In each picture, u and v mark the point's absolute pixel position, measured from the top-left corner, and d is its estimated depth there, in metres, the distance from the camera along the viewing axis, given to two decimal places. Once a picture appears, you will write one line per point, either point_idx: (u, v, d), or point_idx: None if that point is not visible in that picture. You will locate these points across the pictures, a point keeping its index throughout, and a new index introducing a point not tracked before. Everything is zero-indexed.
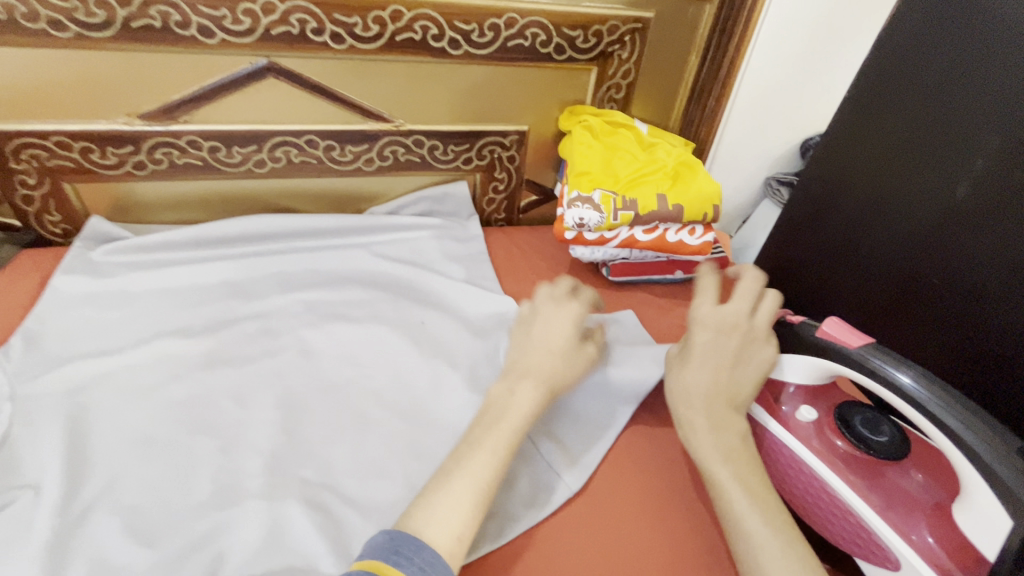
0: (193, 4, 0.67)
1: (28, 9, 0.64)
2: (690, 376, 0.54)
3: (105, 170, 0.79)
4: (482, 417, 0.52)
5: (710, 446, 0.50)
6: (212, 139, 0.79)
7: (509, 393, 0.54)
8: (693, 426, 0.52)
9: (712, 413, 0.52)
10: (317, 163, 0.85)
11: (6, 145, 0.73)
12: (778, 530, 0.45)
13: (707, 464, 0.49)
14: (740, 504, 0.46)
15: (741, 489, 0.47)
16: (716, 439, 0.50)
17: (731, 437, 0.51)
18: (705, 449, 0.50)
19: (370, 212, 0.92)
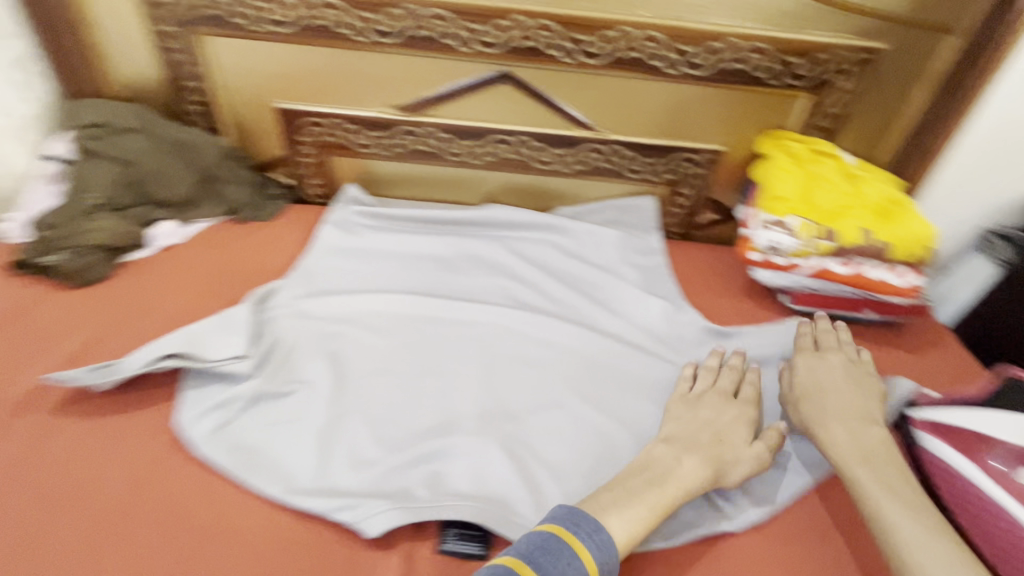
0: (460, 18, 0.81)
1: (342, 18, 0.82)
2: (814, 403, 0.66)
3: (361, 148, 0.96)
4: (642, 470, 0.58)
5: (849, 448, 0.60)
6: (446, 131, 0.93)
7: (675, 461, 0.59)
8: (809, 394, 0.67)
9: (823, 390, 0.67)
10: (524, 161, 0.96)
11: (300, 121, 0.94)
12: (892, 487, 0.56)
13: (846, 464, 0.59)
14: (859, 467, 0.58)
15: (850, 442, 0.61)
16: (832, 405, 0.65)
17: (868, 445, 0.60)
18: (842, 451, 0.60)
19: (558, 210, 1.01)
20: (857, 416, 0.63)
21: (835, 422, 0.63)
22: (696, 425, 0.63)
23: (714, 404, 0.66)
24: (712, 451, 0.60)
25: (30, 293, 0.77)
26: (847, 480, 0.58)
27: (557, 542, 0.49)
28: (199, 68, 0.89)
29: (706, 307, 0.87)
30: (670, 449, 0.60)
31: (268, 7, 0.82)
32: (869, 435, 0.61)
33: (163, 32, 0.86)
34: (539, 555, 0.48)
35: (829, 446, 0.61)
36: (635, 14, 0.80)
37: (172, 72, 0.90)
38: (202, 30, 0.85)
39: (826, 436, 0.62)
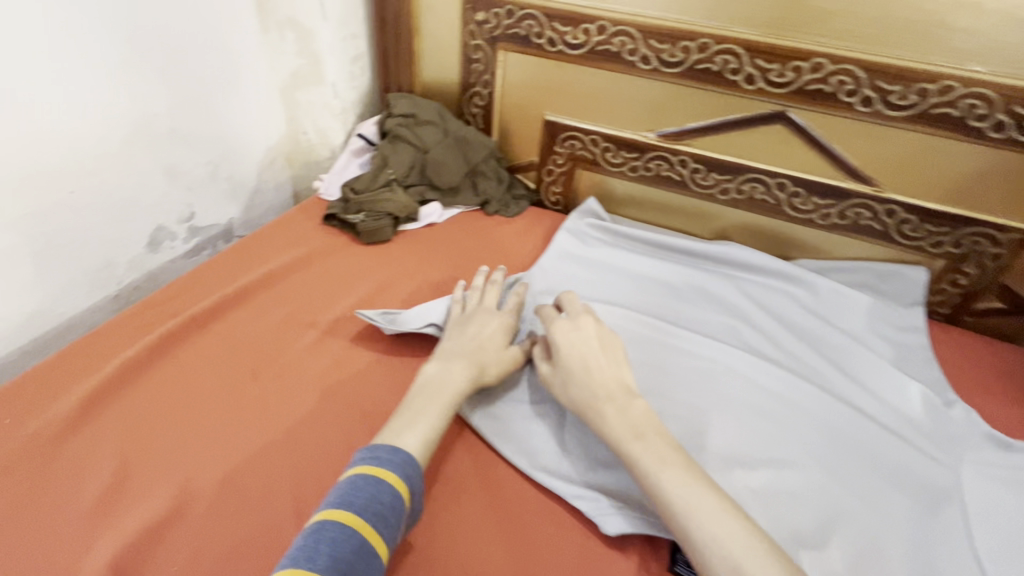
0: (755, 55, 0.81)
1: (634, 46, 0.88)
2: (577, 383, 0.63)
3: (609, 166, 1.01)
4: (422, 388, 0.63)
5: (620, 426, 0.59)
6: (700, 162, 0.93)
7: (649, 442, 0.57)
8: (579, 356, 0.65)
9: (571, 351, 0.66)
10: (775, 204, 0.92)
11: (561, 134, 1.02)
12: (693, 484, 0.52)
13: (623, 442, 0.57)
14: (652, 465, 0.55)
15: (646, 455, 0.56)
16: (603, 389, 0.62)
17: (633, 415, 0.60)
18: (617, 430, 0.58)
19: (799, 261, 0.95)
20: (621, 390, 0.62)
21: (607, 403, 0.61)
22: (472, 345, 0.69)
23: (479, 318, 0.73)
24: (471, 359, 0.67)
25: (336, 241, 0.95)
26: (625, 456, 0.57)
27: (395, 497, 0.51)
28: (490, 77, 1.02)
29: (980, 406, 0.75)
30: (441, 363, 0.66)
31: (569, 30, 0.91)
32: (633, 408, 0.60)
33: (472, 44, 1.01)
34: (372, 509, 0.50)
35: (602, 427, 0.60)
36: (966, 68, 0.72)
37: (467, 77, 1.05)
38: (504, 45, 0.97)
39: (601, 417, 0.60)
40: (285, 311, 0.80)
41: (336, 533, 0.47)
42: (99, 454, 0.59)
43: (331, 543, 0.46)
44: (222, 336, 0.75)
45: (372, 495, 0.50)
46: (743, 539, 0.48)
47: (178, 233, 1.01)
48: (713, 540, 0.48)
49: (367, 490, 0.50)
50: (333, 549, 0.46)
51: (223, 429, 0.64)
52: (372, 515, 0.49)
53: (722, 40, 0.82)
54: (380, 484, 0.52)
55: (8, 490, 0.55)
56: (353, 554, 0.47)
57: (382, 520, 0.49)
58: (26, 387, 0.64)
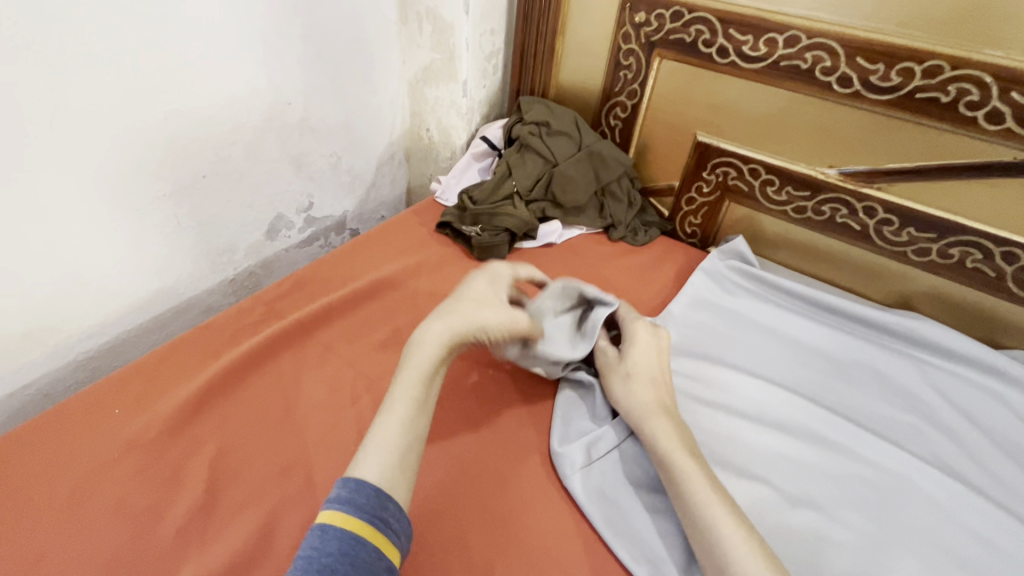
0: (1009, 87, 0.62)
1: (833, 63, 0.71)
2: (640, 385, 0.61)
3: (768, 202, 0.86)
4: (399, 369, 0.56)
5: (673, 440, 0.56)
6: (894, 213, 0.75)
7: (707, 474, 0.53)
8: (644, 366, 0.64)
9: (642, 359, 0.64)
10: (993, 277, 0.72)
11: (713, 159, 0.87)
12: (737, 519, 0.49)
13: (675, 454, 0.55)
14: (699, 488, 0.51)
15: (692, 472, 0.53)
16: (660, 400, 0.60)
17: (688, 439, 0.57)
18: (670, 445, 0.56)
19: (1014, 353, 0.74)
20: (674, 409, 0.61)
21: (668, 415, 0.59)
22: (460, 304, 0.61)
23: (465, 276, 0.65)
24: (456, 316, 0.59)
25: (449, 253, 0.89)
26: (674, 473, 0.53)
27: (347, 541, 0.42)
28: (638, 86, 0.90)
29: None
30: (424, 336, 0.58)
31: (749, 39, 0.76)
32: (684, 431, 0.58)
33: (624, 49, 0.89)
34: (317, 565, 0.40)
35: (655, 440, 0.57)
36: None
37: (611, 85, 0.93)
38: (662, 52, 0.85)
39: (654, 429, 0.57)
40: (388, 328, 0.74)
41: None
42: (192, 463, 0.57)
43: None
44: (323, 347, 0.70)
45: (313, 548, 0.41)
46: None
47: (295, 223, 1.00)
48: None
49: (307, 547, 0.42)
50: None
51: (314, 446, 0.59)
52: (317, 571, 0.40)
53: (964, 64, 0.63)
54: (325, 532, 0.43)
55: (106, 489, 0.54)
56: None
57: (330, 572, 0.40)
58: (142, 376, 0.64)
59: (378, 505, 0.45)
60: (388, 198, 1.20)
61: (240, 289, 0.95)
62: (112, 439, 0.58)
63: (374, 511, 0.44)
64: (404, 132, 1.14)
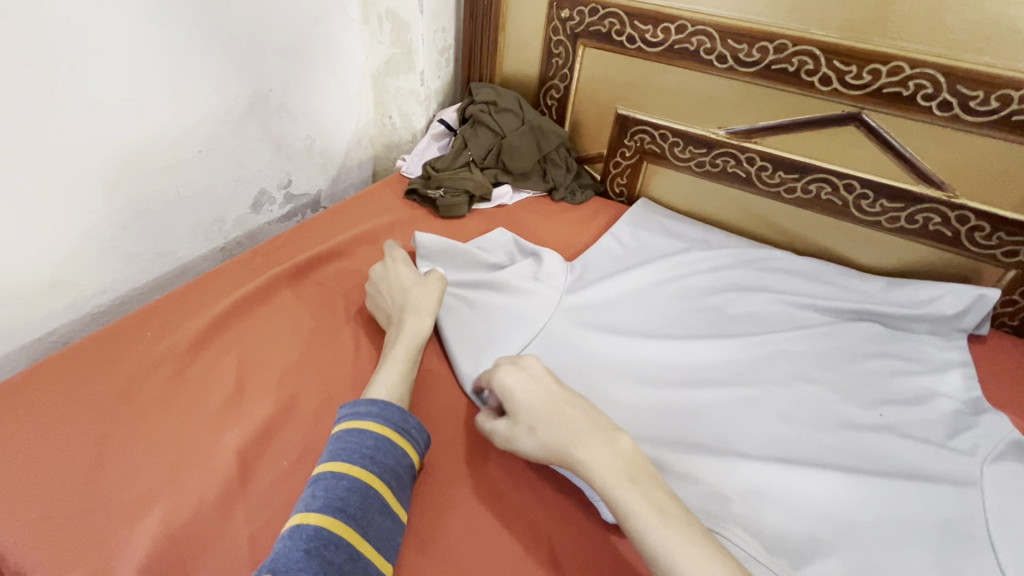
0: (831, 57, 0.84)
1: (711, 45, 0.92)
2: (544, 428, 0.58)
3: (676, 160, 1.06)
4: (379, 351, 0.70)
5: (606, 469, 0.53)
6: (767, 160, 0.96)
7: (649, 493, 0.51)
8: (543, 404, 0.60)
9: (541, 398, 0.60)
10: (841, 205, 0.94)
11: (631, 127, 1.07)
12: (691, 533, 0.49)
13: (610, 486, 0.52)
14: (644, 511, 0.50)
15: (638, 498, 0.51)
16: (575, 428, 0.57)
17: (621, 453, 0.55)
18: (604, 473, 0.53)
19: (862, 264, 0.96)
20: (600, 427, 0.57)
21: (589, 443, 0.55)
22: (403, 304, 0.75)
23: (391, 270, 0.80)
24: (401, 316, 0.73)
25: (417, 214, 1.04)
26: (618, 506, 0.51)
27: (380, 439, 0.56)
28: (568, 71, 1.09)
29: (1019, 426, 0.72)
30: (393, 326, 0.73)
31: (649, 28, 0.96)
32: (620, 446, 0.56)
33: (554, 40, 1.07)
34: (359, 453, 0.54)
35: (587, 470, 0.54)
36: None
37: (546, 71, 1.12)
38: (585, 41, 1.04)
39: (584, 459, 0.54)
40: (371, 269, 0.88)
41: (330, 479, 0.52)
42: (218, 368, 0.69)
43: (325, 487, 0.51)
44: (317, 285, 0.84)
45: (355, 442, 0.55)
46: None
47: (276, 199, 1.12)
48: None
49: (349, 441, 0.55)
50: (329, 494, 0.50)
51: (318, 355, 0.72)
52: (360, 457, 0.54)
53: (800, 41, 0.85)
54: (362, 432, 0.56)
55: (149, 388, 0.65)
56: (346, 491, 0.51)
57: (370, 458, 0.54)
58: (161, 311, 0.75)
59: (402, 419, 0.59)
60: (357, 180, 1.33)
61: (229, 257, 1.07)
62: (144, 353, 0.69)
63: (399, 423, 0.58)
64: (369, 120, 1.29)
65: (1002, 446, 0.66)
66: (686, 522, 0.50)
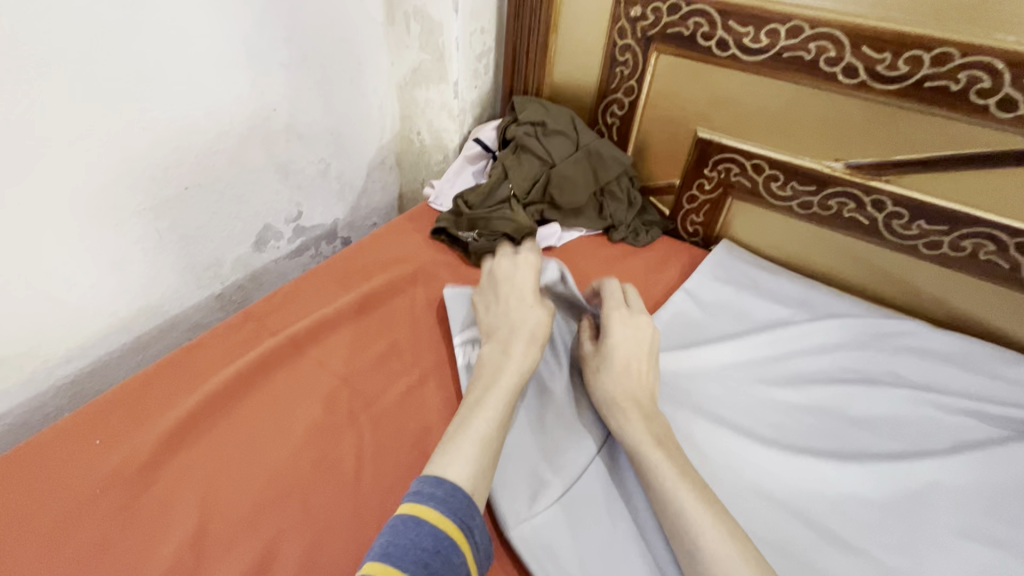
0: (1021, 74, 0.60)
1: (837, 53, 0.69)
2: (611, 378, 0.60)
3: (772, 198, 0.83)
4: (478, 373, 0.61)
5: (642, 433, 0.55)
6: (903, 206, 0.73)
7: (675, 461, 0.53)
8: (631, 361, 0.61)
9: (631, 358, 0.62)
10: (1008, 270, 0.70)
11: (715, 155, 0.85)
12: (708, 506, 0.49)
13: (643, 447, 0.54)
14: (668, 474, 0.51)
15: (670, 468, 0.52)
16: (633, 388, 0.59)
17: (657, 427, 0.56)
18: (638, 434, 0.55)
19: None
20: (649, 399, 0.59)
21: (634, 410, 0.57)
22: (516, 318, 0.65)
23: (509, 269, 0.72)
24: (512, 335, 0.63)
25: (445, 260, 0.86)
26: (642, 465, 0.53)
27: (439, 540, 0.44)
28: (635, 83, 0.87)
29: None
30: (497, 346, 0.63)
31: (750, 31, 0.74)
32: (657, 423, 0.57)
33: (620, 44, 0.86)
34: (412, 557, 0.43)
35: (621, 430, 0.56)
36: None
37: (607, 81, 0.91)
38: (660, 47, 0.82)
39: (623, 419, 0.57)
40: (385, 341, 0.71)
41: None
42: (178, 499, 0.54)
43: None
44: (316, 364, 0.67)
45: (409, 540, 0.44)
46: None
47: (284, 233, 0.97)
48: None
49: (404, 535, 0.44)
50: None
51: (305, 476, 0.56)
52: (412, 563, 0.42)
53: (974, 50, 0.61)
54: (420, 525, 0.45)
55: (88, 529, 0.51)
56: None
57: (426, 565, 0.42)
58: (120, 404, 0.61)
59: (467, 513, 0.48)
60: (380, 205, 1.16)
61: (228, 304, 0.92)
62: (93, 472, 0.55)
63: (465, 518, 0.47)
64: (394, 136, 1.11)
65: None
66: (709, 494, 0.50)
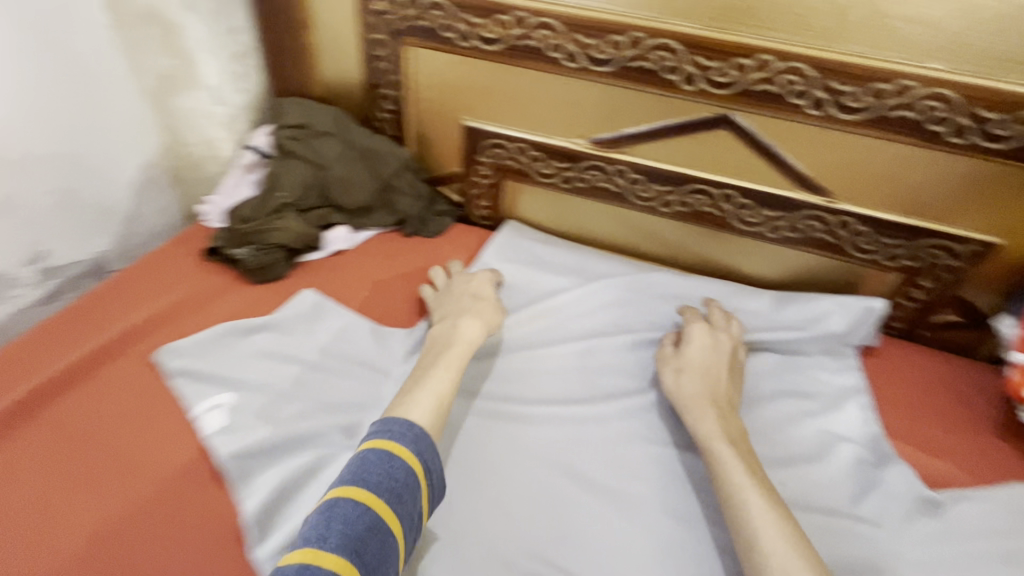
0: (693, 52, 0.70)
1: (558, 41, 0.75)
2: (689, 376, 0.67)
3: (540, 177, 0.90)
4: (432, 347, 0.70)
5: (707, 430, 0.61)
6: (639, 172, 0.83)
7: (722, 447, 0.59)
8: (483, 318, 0.74)
9: (477, 312, 0.74)
10: (722, 218, 0.83)
11: (483, 142, 0.89)
12: (773, 508, 0.53)
13: (710, 441, 0.60)
14: (738, 475, 0.56)
15: (738, 465, 0.57)
16: (701, 385, 0.66)
17: (727, 427, 0.62)
18: (705, 429, 0.62)
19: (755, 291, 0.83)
20: (723, 403, 0.65)
21: (702, 410, 0.64)
22: (467, 307, 0.75)
23: (466, 282, 0.80)
24: (477, 317, 0.73)
25: (218, 282, 0.81)
26: (711, 456, 0.59)
27: (409, 476, 0.52)
28: (397, 77, 0.88)
29: (923, 463, 0.66)
30: (448, 322, 0.73)
31: (483, 22, 0.77)
32: (730, 423, 0.63)
33: (373, 40, 0.86)
34: (385, 486, 0.50)
35: (694, 430, 0.62)
36: (929, 66, 0.63)
37: (372, 77, 0.90)
38: (410, 40, 0.83)
39: (693, 423, 0.63)
40: (130, 389, 0.65)
41: (348, 511, 0.48)
42: None
43: (344, 521, 0.47)
44: (49, 430, 0.61)
45: (384, 472, 0.51)
46: (783, 540, 0.50)
47: (27, 278, 0.83)
48: (765, 538, 0.50)
49: (380, 467, 0.51)
50: (348, 530, 0.47)
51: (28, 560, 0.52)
52: (387, 493, 0.50)
53: (656, 33, 0.70)
54: (393, 459, 0.53)
55: None
56: (365, 531, 0.47)
57: (397, 496, 0.50)
58: None
59: (428, 458, 0.55)
60: None
61: None
62: None
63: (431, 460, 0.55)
64: None
65: (908, 505, 0.61)
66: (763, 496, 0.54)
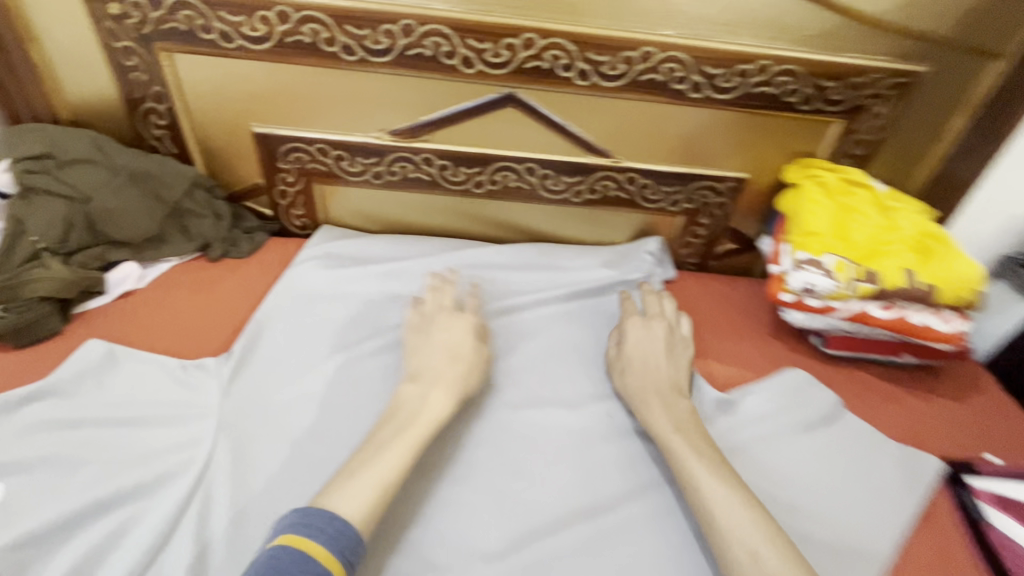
0: (464, 35, 0.72)
1: (329, 34, 0.72)
2: (634, 375, 0.70)
3: (349, 176, 0.87)
4: (390, 419, 0.59)
5: (662, 421, 0.64)
6: (444, 158, 0.84)
7: (669, 431, 0.63)
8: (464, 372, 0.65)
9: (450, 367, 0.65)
10: (529, 190, 0.88)
11: (280, 147, 0.84)
12: (731, 487, 0.56)
13: (663, 436, 0.63)
14: (689, 459, 0.59)
15: (689, 450, 0.60)
16: (643, 380, 0.69)
17: (677, 415, 0.65)
18: (661, 422, 0.64)
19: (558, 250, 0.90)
20: (673, 390, 0.68)
21: (651, 402, 0.67)
22: (444, 358, 0.66)
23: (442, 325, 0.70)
24: (439, 384, 0.63)
25: None
26: (666, 448, 0.62)
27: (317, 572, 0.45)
28: (160, 87, 0.78)
29: (720, 374, 0.77)
30: (418, 388, 0.62)
31: (243, 20, 0.71)
32: (678, 408, 0.66)
33: (120, 48, 0.75)
34: None
35: (647, 422, 0.65)
36: (660, 33, 0.72)
37: (130, 90, 0.79)
38: (164, 46, 0.74)
39: (653, 422, 0.64)
40: None
41: None
42: None
43: None
44: None
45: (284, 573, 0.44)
46: (745, 514, 0.53)
47: None
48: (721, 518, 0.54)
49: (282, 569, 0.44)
50: None
51: None
52: None
53: (425, 20, 0.71)
54: (308, 563, 0.45)
55: None
56: None
57: None
58: None
59: (352, 548, 0.48)
60: None
61: None
62: None
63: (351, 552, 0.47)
64: None
65: (708, 411, 0.70)
66: (708, 462, 0.58)
